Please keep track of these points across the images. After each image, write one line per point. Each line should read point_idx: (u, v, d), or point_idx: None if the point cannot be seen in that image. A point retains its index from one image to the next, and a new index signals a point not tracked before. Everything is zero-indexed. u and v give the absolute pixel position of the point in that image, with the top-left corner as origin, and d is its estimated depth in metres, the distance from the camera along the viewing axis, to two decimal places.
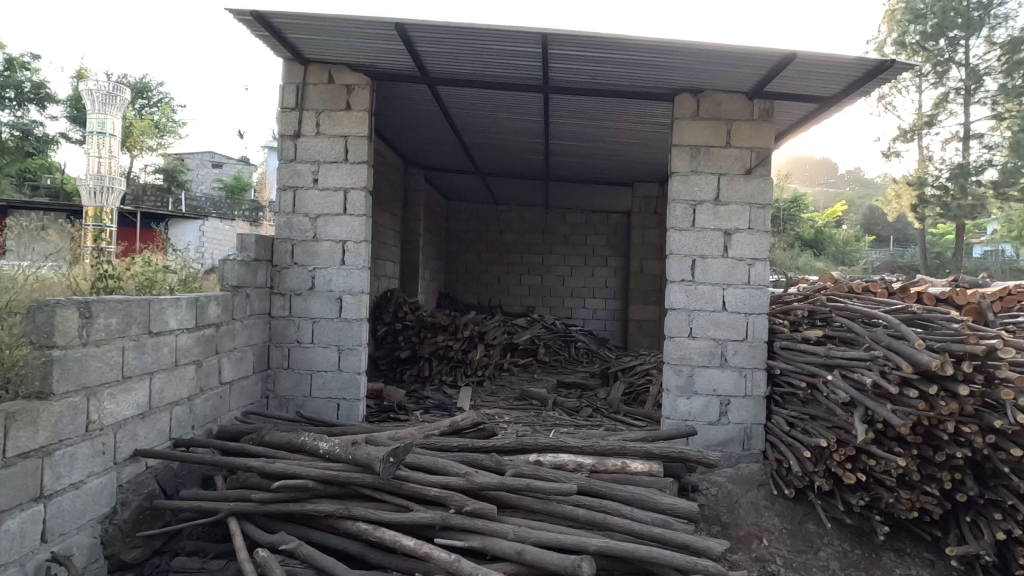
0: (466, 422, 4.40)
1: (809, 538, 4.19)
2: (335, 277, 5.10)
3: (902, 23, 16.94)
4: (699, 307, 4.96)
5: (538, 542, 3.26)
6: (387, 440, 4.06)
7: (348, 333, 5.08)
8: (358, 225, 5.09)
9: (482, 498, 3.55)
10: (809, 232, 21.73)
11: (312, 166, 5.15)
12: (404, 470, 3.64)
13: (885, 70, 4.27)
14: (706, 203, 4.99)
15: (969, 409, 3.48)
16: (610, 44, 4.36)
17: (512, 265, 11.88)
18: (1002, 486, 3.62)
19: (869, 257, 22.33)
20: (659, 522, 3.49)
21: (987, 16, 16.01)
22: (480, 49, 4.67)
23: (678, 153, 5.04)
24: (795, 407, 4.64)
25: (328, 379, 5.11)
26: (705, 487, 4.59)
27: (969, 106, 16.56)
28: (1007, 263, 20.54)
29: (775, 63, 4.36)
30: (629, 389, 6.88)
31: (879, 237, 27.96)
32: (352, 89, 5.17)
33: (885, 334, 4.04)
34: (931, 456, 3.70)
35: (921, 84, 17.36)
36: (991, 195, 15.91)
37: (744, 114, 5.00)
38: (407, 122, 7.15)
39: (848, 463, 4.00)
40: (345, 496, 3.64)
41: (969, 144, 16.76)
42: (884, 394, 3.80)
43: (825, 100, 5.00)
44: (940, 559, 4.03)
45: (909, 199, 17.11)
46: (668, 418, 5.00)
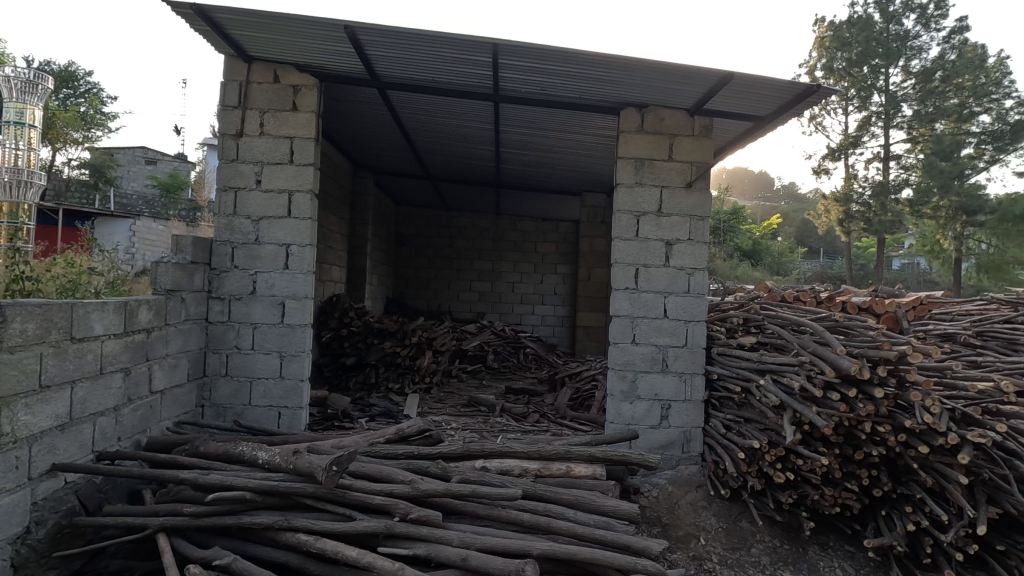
0: (413, 429, 4.38)
1: (743, 535, 4.37)
2: (278, 282, 4.95)
3: (831, 50, 18.18)
4: (642, 314, 5.12)
5: (483, 547, 3.27)
6: (330, 449, 3.98)
7: (291, 339, 4.93)
8: (303, 228, 4.96)
9: (428, 505, 3.54)
10: (748, 243, 22.77)
11: (255, 167, 5.00)
12: (347, 479, 3.57)
13: (813, 94, 4.58)
14: (649, 215, 5.17)
15: (884, 410, 3.75)
16: (560, 57, 4.46)
17: (462, 271, 11.86)
18: (913, 482, 3.89)
19: (801, 268, 23.63)
20: (601, 525, 3.57)
21: (904, 47, 17.41)
22: (431, 55, 4.68)
23: (622, 164, 5.20)
24: (730, 410, 4.86)
25: (269, 386, 4.94)
26: (647, 489, 4.75)
27: (889, 129, 17.87)
28: (923, 275, 22.19)
29: (714, 83, 4.59)
30: (576, 394, 7.00)
31: (811, 250, 29.68)
32: (299, 90, 5.04)
33: (811, 341, 4.35)
34: (851, 454, 3.96)
35: (847, 108, 18.62)
36: (906, 212, 17.36)
37: (685, 130, 5.23)
38: (356, 124, 7.05)
39: (778, 463, 4.22)
40: (284, 507, 3.54)
41: (888, 164, 18.11)
42: (810, 398, 4.06)
43: (760, 120, 5.30)
44: (860, 552, 4.28)
45: (836, 214, 18.40)
46: (612, 423, 5.12)
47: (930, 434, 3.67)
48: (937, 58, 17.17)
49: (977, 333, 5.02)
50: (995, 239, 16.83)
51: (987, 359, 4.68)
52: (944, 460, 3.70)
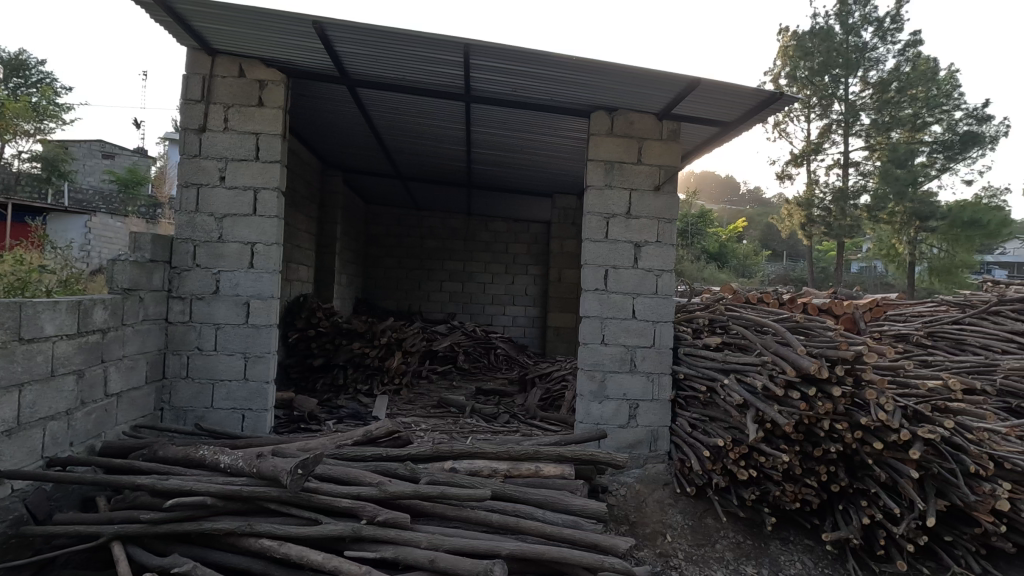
0: (381, 431, 4.33)
1: (708, 532, 4.47)
2: (242, 281, 4.83)
3: (794, 59, 18.75)
4: (612, 315, 5.18)
5: (451, 549, 3.26)
6: (295, 452, 3.90)
7: (256, 340, 4.81)
8: (269, 226, 4.85)
9: (396, 507, 3.50)
10: (714, 246, 23.26)
11: (219, 163, 4.86)
12: (313, 482, 3.51)
13: (776, 101, 4.71)
14: (619, 217, 5.24)
15: (841, 408, 3.88)
16: (532, 59, 4.49)
17: (433, 271, 11.79)
18: (868, 476, 4.03)
19: (766, 270, 24.27)
20: (570, 524, 3.59)
21: (863, 59, 18.08)
22: (402, 53, 4.64)
23: (593, 167, 5.26)
24: (696, 409, 4.96)
25: (232, 389, 4.81)
26: (615, 488, 4.82)
27: (848, 137, 18.51)
28: (879, 278, 23.04)
29: (681, 88, 4.68)
30: (546, 395, 7.04)
31: (774, 252, 30.52)
32: (265, 84, 4.93)
33: (773, 341, 4.48)
34: (811, 451, 4.07)
35: (809, 115, 19.22)
36: (865, 217, 18.00)
37: (654, 133, 5.31)
38: (324, 121, 6.93)
39: (741, 460, 4.32)
40: (248, 512, 3.46)
41: (847, 171, 18.77)
42: (772, 397, 4.17)
43: (726, 125, 5.42)
44: (818, 545, 4.41)
45: (799, 218, 18.99)
46: (581, 423, 5.17)
47: (883, 430, 3.81)
48: (893, 70, 17.87)
49: (928, 333, 5.24)
50: (945, 243, 17.81)
51: (937, 359, 4.89)
52: (897, 456, 3.85)
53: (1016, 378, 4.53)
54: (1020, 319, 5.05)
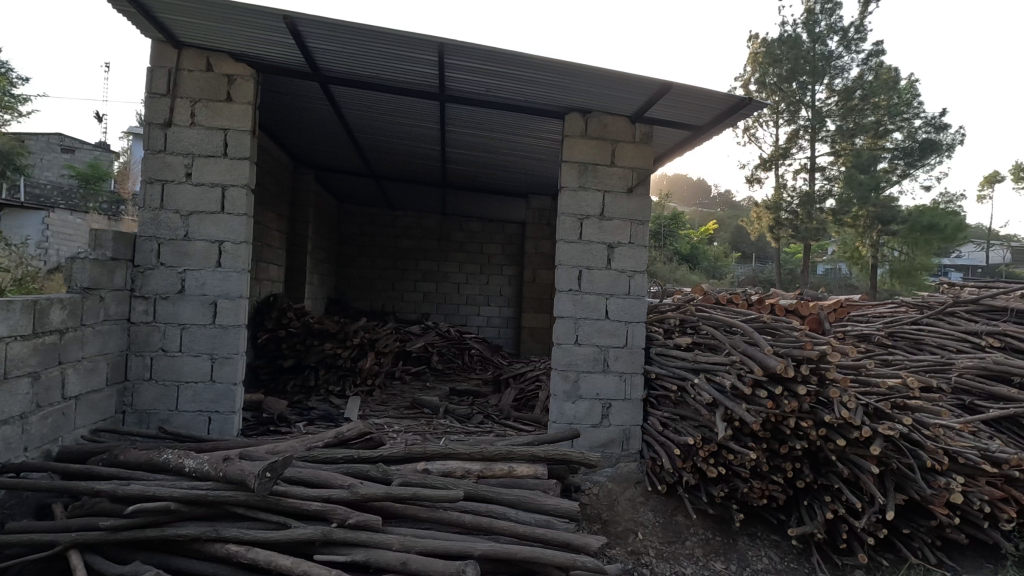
0: (353, 432, 4.27)
1: (678, 529, 4.53)
2: (209, 280, 4.71)
3: (764, 65, 19.20)
4: (585, 315, 5.22)
5: (423, 551, 3.24)
6: (264, 454, 3.82)
7: (223, 340, 4.70)
8: (237, 225, 4.74)
9: (367, 510, 3.46)
10: (686, 247, 23.65)
11: (185, 159, 4.74)
12: (282, 485, 3.44)
13: (745, 106, 4.81)
14: (592, 218, 5.28)
15: (806, 406, 3.99)
16: (506, 60, 4.50)
17: (407, 271, 11.70)
18: (832, 472, 4.15)
19: (735, 272, 24.78)
20: (542, 523, 3.61)
21: (829, 67, 18.62)
22: (375, 50, 4.59)
23: (567, 168, 5.29)
24: (667, 408, 5.04)
25: (198, 391, 4.69)
26: (588, 488, 4.86)
27: (814, 142, 19.04)
28: (844, 280, 23.74)
29: (654, 92, 4.75)
30: (520, 395, 7.05)
31: (744, 254, 31.19)
32: (234, 79, 4.81)
33: (742, 341, 4.58)
34: (777, 448, 4.17)
35: (777, 121, 19.72)
36: (830, 220, 18.54)
37: (627, 136, 5.38)
38: (296, 118, 6.81)
39: (711, 458, 4.40)
40: (214, 517, 3.37)
41: (814, 175, 19.29)
42: (741, 395, 4.26)
43: (697, 129, 5.51)
44: (784, 541, 4.51)
45: (768, 221, 19.47)
46: (555, 422, 5.19)
47: (846, 428, 3.93)
48: (857, 78, 18.44)
49: (888, 333, 5.43)
50: (905, 247, 18.45)
51: (896, 358, 5.07)
52: (859, 452, 3.97)
53: (970, 376, 4.71)
54: (974, 319, 5.26)
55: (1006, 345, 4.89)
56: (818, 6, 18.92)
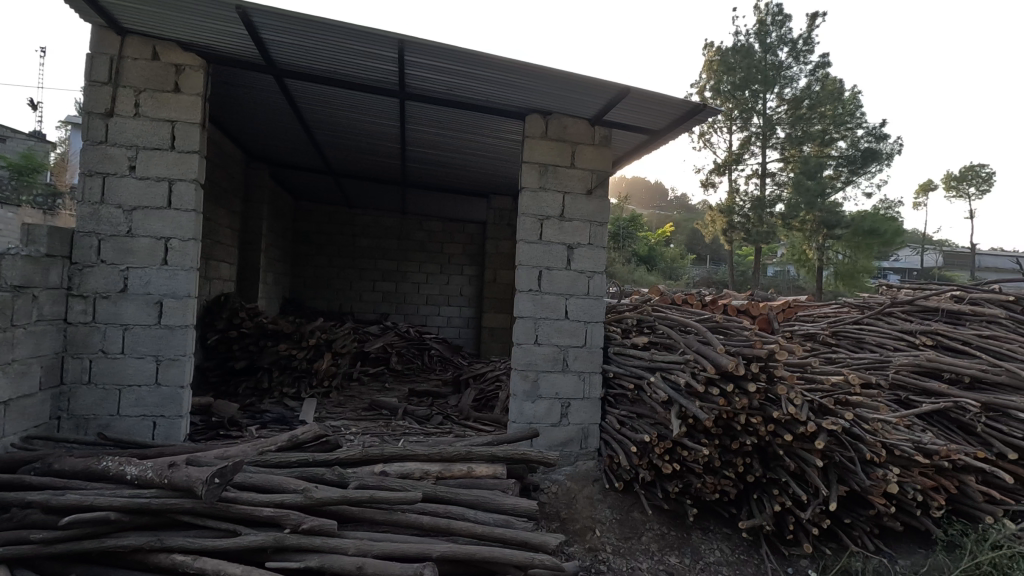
0: (308, 435, 4.16)
1: (635, 525, 4.62)
2: (154, 279, 4.50)
3: (718, 73, 19.83)
4: (545, 315, 5.26)
5: (380, 554, 3.19)
6: (213, 459, 3.68)
7: (170, 342, 4.50)
8: (186, 221, 4.55)
9: (322, 514, 3.39)
10: (644, 249, 24.17)
11: (129, 151, 4.52)
12: (232, 491, 3.32)
13: (700, 112, 4.95)
14: (552, 219, 5.32)
15: (755, 403, 4.14)
16: (467, 59, 4.48)
17: (366, 270, 11.50)
18: (779, 466, 4.32)
19: (691, 273, 25.47)
20: (500, 523, 3.61)
21: (779, 76, 19.37)
22: (333, 45, 4.49)
23: (527, 169, 5.31)
24: (624, 406, 5.13)
25: (142, 395, 4.48)
26: (547, 486, 4.91)
27: (765, 149, 19.78)
28: (792, 282, 24.74)
29: (612, 95, 4.82)
30: (480, 395, 7.05)
31: (699, 257, 32.09)
32: (182, 70, 4.61)
33: (695, 341, 4.73)
34: (729, 444, 4.31)
35: (731, 127, 20.39)
36: (779, 224, 19.29)
37: (587, 138, 5.44)
38: (249, 112, 6.59)
39: (666, 455, 4.50)
40: (158, 526, 3.23)
41: (765, 181, 20.03)
42: (694, 393, 4.38)
43: (654, 134, 5.62)
44: (735, 533, 4.65)
45: (721, 224, 20.13)
46: (515, 422, 5.21)
47: (793, 423, 4.09)
48: (805, 89, 19.27)
49: (832, 332, 5.70)
50: (849, 250, 19.36)
51: (839, 356, 5.33)
52: (805, 446, 4.14)
53: (906, 373, 4.98)
54: (910, 318, 5.57)
55: (937, 344, 5.19)
56: (769, 18, 19.67)
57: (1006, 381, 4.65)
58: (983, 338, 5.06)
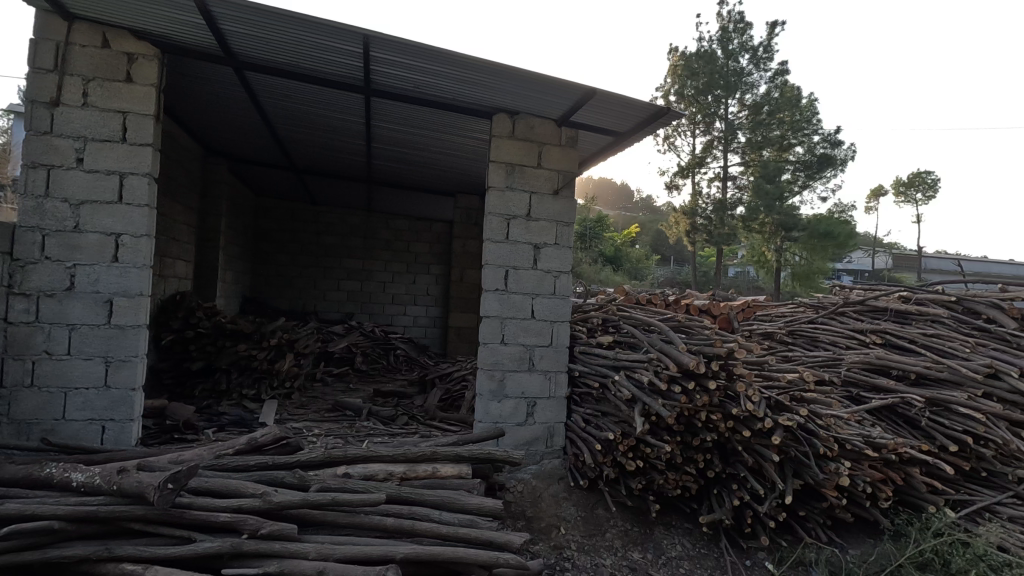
0: (268, 437, 4.05)
1: (599, 522, 4.67)
2: (103, 277, 4.31)
3: (682, 78, 20.29)
4: (511, 315, 5.26)
5: (341, 558, 3.14)
6: (166, 464, 3.54)
7: (120, 343, 4.32)
8: (138, 216, 4.37)
9: (282, 518, 3.31)
10: (610, 249, 24.47)
11: (76, 143, 4.31)
12: (186, 497, 3.20)
13: (664, 116, 5.04)
14: (519, 218, 5.34)
15: (716, 400, 4.24)
16: (433, 57, 4.45)
17: (330, 269, 11.29)
18: (738, 462, 4.44)
19: (655, 274, 25.93)
20: (465, 523, 3.59)
21: (740, 82, 19.89)
22: (295, 38, 4.39)
23: (494, 168, 5.31)
24: (590, 405, 5.18)
25: (90, 398, 4.28)
26: (512, 485, 4.93)
27: (727, 153, 20.31)
28: (752, 283, 25.47)
29: (579, 96, 4.86)
30: (446, 395, 7.01)
31: (664, 257, 32.71)
32: (134, 59, 4.43)
33: (658, 340, 4.81)
34: (690, 441, 4.40)
35: (694, 131, 20.87)
36: (740, 226, 19.82)
37: (553, 139, 5.47)
38: (207, 104, 6.38)
39: (630, 452, 4.57)
40: (107, 534, 3.10)
41: (726, 184, 20.57)
42: (657, 391, 4.47)
43: (621, 136, 5.70)
44: (696, 528, 4.75)
45: (684, 225, 20.58)
46: (480, 422, 5.20)
47: (751, 420, 4.20)
48: (765, 95, 19.84)
49: (788, 331, 5.90)
50: (805, 252, 20.08)
51: (795, 354, 5.52)
52: (762, 442, 4.26)
53: (857, 370, 5.18)
54: (861, 318, 5.81)
55: (886, 342, 5.43)
56: (732, 25, 20.19)
57: (948, 377, 4.90)
58: (927, 336, 5.31)
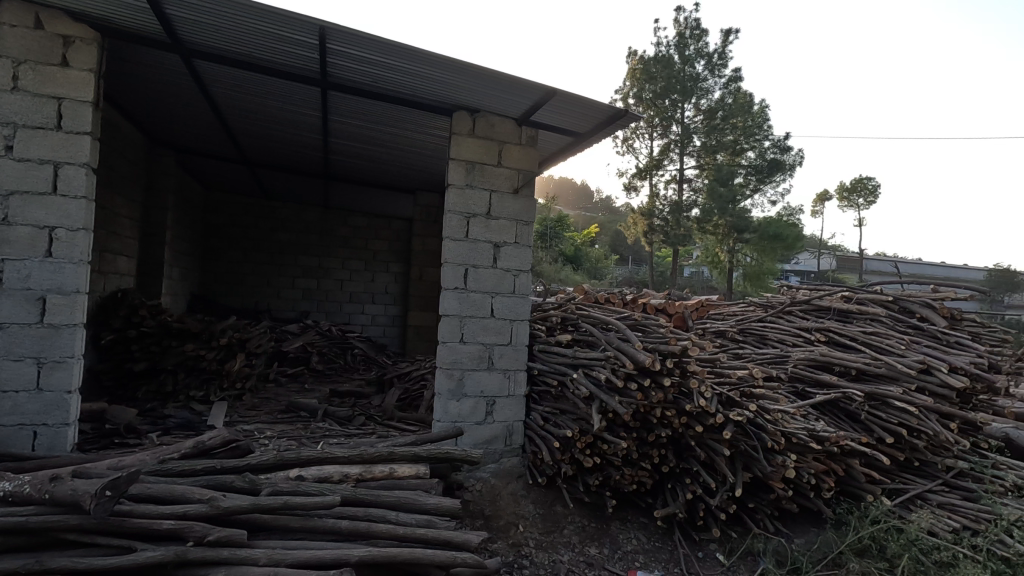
0: (215, 441, 3.90)
1: (557, 519, 4.71)
2: (35, 273, 4.05)
3: (640, 81, 20.72)
4: (470, 313, 5.24)
5: (294, 563, 3.06)
6: (105, 470, 3.37)
7: (55, 342, 4.07)
8: (75, 208, 4.12)
9: (231, 524, 3.19)
10: (570, 249, 24.70)
11: (5, 129, 4.03)
12: (126, 504, 3.05)
13: (622, 118, 5.11)
14: (479, 217, 5.32)
15: (670, 396, 4.34)
16: (393, 51, 4.39)
17: (284, 266, 10.97)
18: (691, 457, 4.57)
19: (614, 273, 26.37)
20: (423, 523, 3.56)
21: (696, 88, 20.43)
22: (247, 27, 4.24)
23: (454, 166, 5.27)
24: (548, 403, 5.22)
25: (20, 401, 4.02)
26: (471, 484, 4.92)
27: (683, 156, 20.84)
28: (706, 283, 26.24)
29: (539, 96, 4.88)
30: (404, 395, 6.91)
31: (622, 257, 33.31)
32: (71, 42, 4.18)
33: (616, 338, 4.88)
34: (646, 437, 4.49)
35: (652, 134, 21.33)
36: (695, 228, 20.36)
37: (514, 138, 5.48)
38: (152, 93, 6.09)
39: (587, 449, 4.63)
40: (37, 546, 2.92)
41: (682, 186, 21.08)
42: (614, 389, 4.54)
43: (580, 137, 5.76)
44: (651, 522, 4.86)
45: (642, 226, 21.03)
46: (439, 421, 5.16)
47: (703, 416, 4.32)
48: (719, 100, 20.43)
49: (739, 330, 6.10)
50: (756, 253, 20.84)
51: (745, 352, 5.71)
52: (714, 437, 4.39)
53: (802, 366, 5.40)
54: (806, 317, 6.07)
55: (829, 339, 5.68)
56: (688, 32, 20.71)
57: (885, 373, 5.16)
58: (867, 334, 5.59)
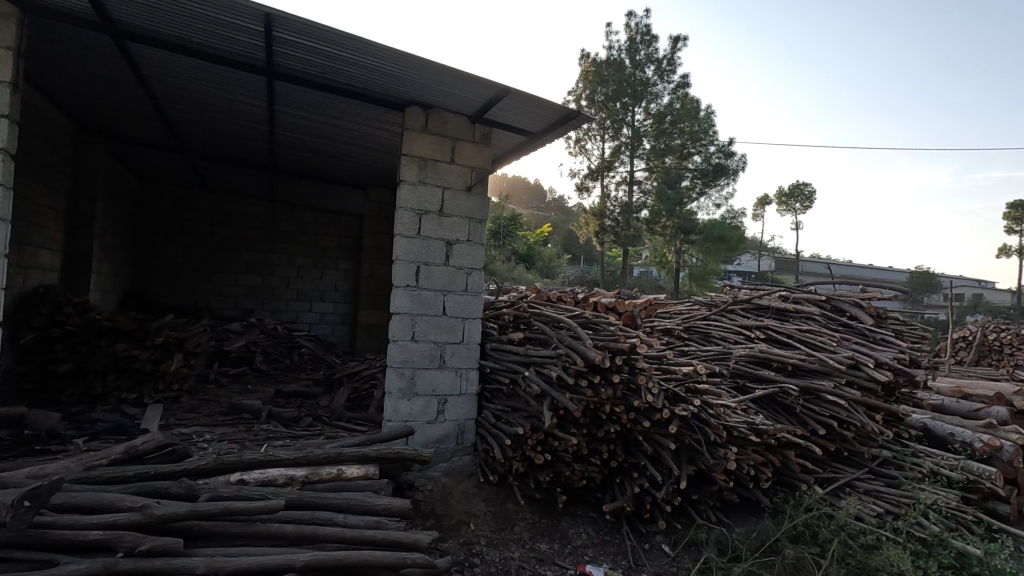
0: (149, 446, 3.70)
1: (508, 516, 4.73)
2: None
3: (593, 84, 21.07)
4: (422, 311, 5.18)
5: (234, 570, 2.94)
6: (24, 479, 3.13)
7: None
8: None
9: (166, 532, 3.04)
10: (523, 248, 24.81)
11: None
12: (48, 515, 2.86)
13: (575, 119, 5.17)
14: (431, 214, 5.26)
15: (619, 393, 4.44)
16: (343, 42, 4.28)
17: (226, 262, 10.52)
18: (639, 451, 4.68)
19: (566, 273, 26.68)
20: (371, 525, 3.49)
21: (646, 92, 20.95)
22: (187, 10, 4.04)
23: (406, 162, 5.19)
24: (500, 401, 5.23)
25: None
26: (421, 484, 4.87)
27: (633, 158, 21.35)
28: (654, 283, 26.96)
29: (493, 94, 4.88)
30: (354, 395, 6.77)
31: (574, 257, 33.77)
32: None
33: (567, 335, 4.92)
34: (595, 433, 4.57)
35: (603, 136, 21.73)
36: (644, 229, 20.88)
37: (467, 135, 5.46)
38: (80, 76, 5.71)
39: (539, 446, 4.67)
40: None
41: (632, 188, 21.59)
42: (565, 386, 4.60)
43: (533, 136, 5.79)
44: (600, 517, 4.95)
45: (594, 226, 21.40)
46: (389, 421, 5.08)
47: (650, 411, 4.43)
48: (668, 105, 21.03)
49: (685, 328, 6.30)
50: (701, 254, 21.59)
51: (691, 349, 5.90)
52: (660, 431, 4.52)
53: (743, 362, 5.62)
54: (747, 315, 6.34)
55: (768, 336, 5.95)
56: (639, 37, 21.19)
57: (818, 368, 5.43)
58: (802, 332, 5.89)
